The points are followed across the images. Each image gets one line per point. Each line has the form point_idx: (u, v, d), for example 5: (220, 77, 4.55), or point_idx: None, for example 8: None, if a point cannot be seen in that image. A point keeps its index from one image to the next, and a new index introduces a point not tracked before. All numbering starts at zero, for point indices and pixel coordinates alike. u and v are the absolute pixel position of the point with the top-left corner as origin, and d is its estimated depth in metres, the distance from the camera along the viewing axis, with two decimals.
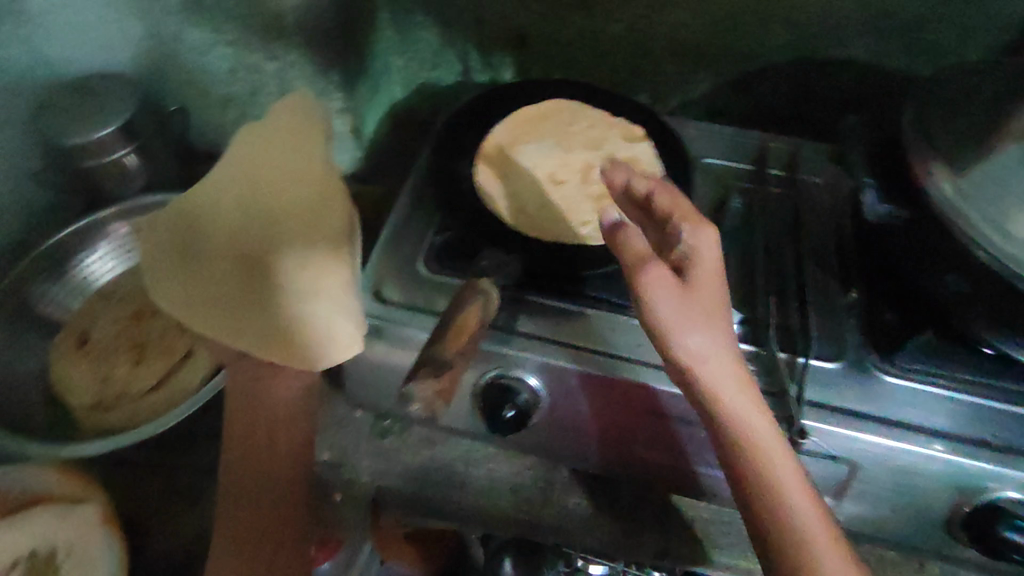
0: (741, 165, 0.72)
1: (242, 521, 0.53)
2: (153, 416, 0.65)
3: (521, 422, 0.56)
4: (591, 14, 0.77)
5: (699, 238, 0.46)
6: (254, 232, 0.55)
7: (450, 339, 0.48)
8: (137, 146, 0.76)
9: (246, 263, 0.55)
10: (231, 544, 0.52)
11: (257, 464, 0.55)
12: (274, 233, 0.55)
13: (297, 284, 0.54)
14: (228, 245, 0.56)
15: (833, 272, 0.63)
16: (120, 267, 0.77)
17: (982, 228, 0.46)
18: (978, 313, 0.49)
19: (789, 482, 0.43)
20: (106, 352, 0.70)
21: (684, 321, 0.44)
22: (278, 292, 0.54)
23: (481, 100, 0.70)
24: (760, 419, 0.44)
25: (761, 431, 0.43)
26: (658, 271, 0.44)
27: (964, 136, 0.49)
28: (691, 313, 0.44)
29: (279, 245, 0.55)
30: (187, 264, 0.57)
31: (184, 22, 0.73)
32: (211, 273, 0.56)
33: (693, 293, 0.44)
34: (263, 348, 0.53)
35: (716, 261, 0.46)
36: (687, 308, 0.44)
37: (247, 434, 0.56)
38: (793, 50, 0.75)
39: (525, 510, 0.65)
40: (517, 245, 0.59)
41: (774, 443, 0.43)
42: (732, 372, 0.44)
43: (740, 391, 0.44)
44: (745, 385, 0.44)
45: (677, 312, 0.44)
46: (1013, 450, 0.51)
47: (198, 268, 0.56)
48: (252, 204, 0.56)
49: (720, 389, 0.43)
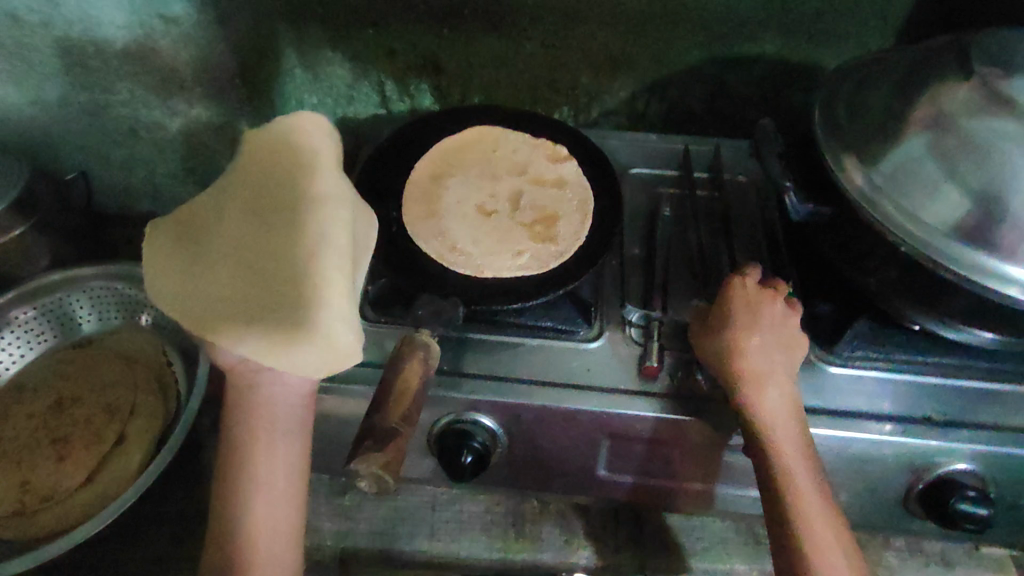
0: (667, 172, 0.73)
1: (230, 523, 0.45)
2: (91, 512, 0.60)
3: (481, 466, 0.54)
4: (501, 36, 0.77)
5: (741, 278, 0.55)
6: (263, 221, 0.47)
7: (392, 404, 0.42)
8: (34, 223, 0.69)
9: (247, 252, 0.46)
10: (220, 547, 0.45)
11: (249, 459, 0.46)
12: (285, 226, 0.46)
13: (297, 285, 0.45)
14: (232, 233, 0.46)
15: (768, 270, 0.64)
16: (31, 353, 0.72)
17: (897, 216, 0.48)
18: (903, 296, 0.51)
19: (795, 478, 0.47)
20: (24, 454, 0.62)
21: (716, 340, 0.52)
22: (277, 291, 0.45)
23: (402, 136, 0.69)
24: (786, 421, 0.49)
25: (777, 431, 0.48)
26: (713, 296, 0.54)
27: (868, 131, 0.52)
28: (721, 332, 0.52)
29: (285, 238, 0.46)
30: (183, 265, 0.46)
31: (67, 85, 0.67)
32: (200, 257, 0.46)
33: (724, 315, 0.53)
34: (250, 347, 0.43)
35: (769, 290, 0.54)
36: (717, 331, 0.52)
37: (242, 428, 0.46)
38: (700, 53, 0.77)
39: (499, 548, 0.63)
40: (452, 284, 0.57)
41: (789, 442, 0.48)
42: (757, 377, 0.50)
43: (772, 394, 0.50)
44: (767, 388, 0.50)
45: (710, 337, 0.52)
46: (953, 423, 0.53)
47: (194, 251, 0.47)
48: (267, 189, 0.48)
49: (754, 390, 0.50)
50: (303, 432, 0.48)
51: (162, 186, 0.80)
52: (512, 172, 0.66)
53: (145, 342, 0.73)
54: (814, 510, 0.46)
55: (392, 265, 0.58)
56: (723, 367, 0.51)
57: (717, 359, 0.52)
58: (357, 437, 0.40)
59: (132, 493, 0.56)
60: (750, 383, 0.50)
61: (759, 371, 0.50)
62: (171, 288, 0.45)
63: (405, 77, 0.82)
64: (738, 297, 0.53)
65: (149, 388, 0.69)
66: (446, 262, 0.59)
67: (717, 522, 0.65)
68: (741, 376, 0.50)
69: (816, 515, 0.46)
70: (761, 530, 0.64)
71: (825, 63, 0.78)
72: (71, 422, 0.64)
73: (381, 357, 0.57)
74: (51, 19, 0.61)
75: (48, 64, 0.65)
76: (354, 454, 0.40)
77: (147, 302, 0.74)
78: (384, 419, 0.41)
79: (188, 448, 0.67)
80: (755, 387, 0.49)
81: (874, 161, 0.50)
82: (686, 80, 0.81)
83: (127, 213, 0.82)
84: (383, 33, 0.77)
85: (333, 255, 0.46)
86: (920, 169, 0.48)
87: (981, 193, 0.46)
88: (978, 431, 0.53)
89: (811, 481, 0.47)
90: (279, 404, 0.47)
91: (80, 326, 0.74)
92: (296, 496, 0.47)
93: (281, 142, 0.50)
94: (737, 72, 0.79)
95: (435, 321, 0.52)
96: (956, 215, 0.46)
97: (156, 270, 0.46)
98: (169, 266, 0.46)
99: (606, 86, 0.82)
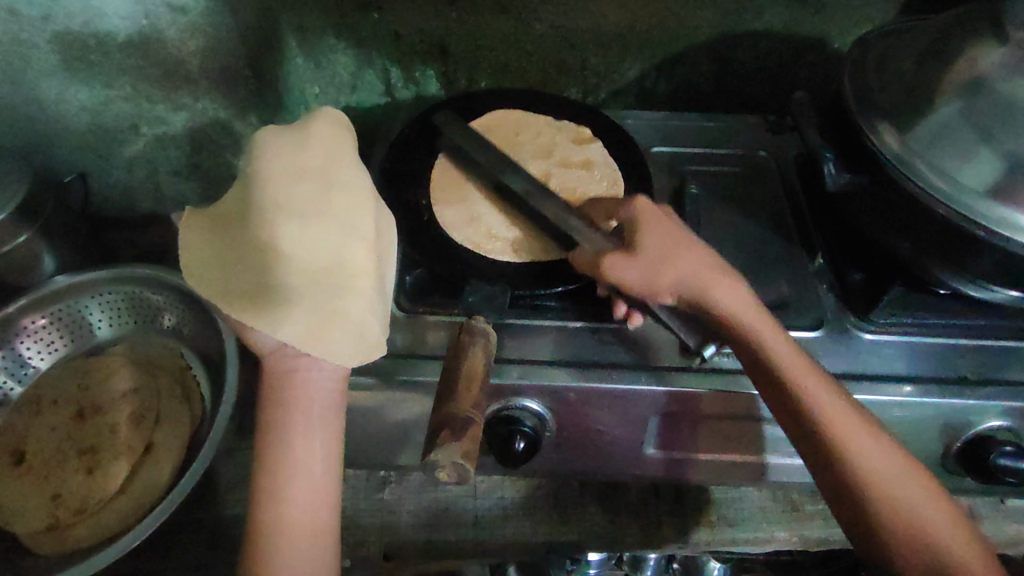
0: (684, 150, 0.75)
1: (266, 503, 0.44)
2: (128, 522, 0.57)
3: (533, 450, 0.54)
4: (512, 17, 0.76)
5: (636, 208, 0.55)
6: (300, 222, 0.48)
7: (462, 394, 0.43)
8: (38, 227, 0.66)
9: (291, 252, 0.48)
10: (256, 523, 0.44)
11: (288, 439, 0.45)
12: (320, 229, 0.49)
13: (335, 275, 0.48)
14: (273, 233, 0.48)
15: (797, 242, 0.65)
16: (41, 365, 0.71)
17: (927, 175, 0.50)
18: (931, 262, 0.53)
19: (802, 377, 0.48)
20: (51, 468, 0.60)
21: (649, 267, 0.51)
22: (317, 282, 0.47)
23: (424, 122, 0.70)
24: (757, 316, 0.50)
25: (754, 325, 0.50)
26: (612, 257, 0.51)
27: (901, 101, 0.54)
28: (653, 257, 0.51)
29: (321, 235, 0.49)
30: (229, 253, 0.48)
31: (66, 80, 0.64)
32: (242, 250, 0.47)
33: (646, 242, 0.52)
34: (297, 337, 0.45)
35: (652, 214, 0.55)
36: (648, 262, 0.51)
37: (283, 410, 0.46)
38: (709, 29, 0.78)
39: (544, 531, 0.63)
40: (492, 270, 0.59)
41: (777, 342, 0.49)
42: (713, 281, 0.51)
43: (729, 292, 0.51)
44: (721, 289, 0.51)
45: (645, 271, 0.51)
46: (988, 381, 0.55)
47: (234, 244, 0.48)
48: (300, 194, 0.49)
49: (711, 292, 0.51)
50: (340, 418, 0.48)
51: (164, 185, 0.75)
52: (539, 156, 0.68)
53: (162, 347, 0.72)
54: (834, 405, 0.47)
55: (431, 254, 0.59)
56: (672, 283, 0.51)
57: (663, 281, 0.51)
58: (432, 428, 0.42)
59: (172, 499, 0.55)
60: (706, 290, 0.51)
61: (707, 276, 0.51)
62: (217, 272, 0.47)
63: (411, 63, 0.80)
64: (650, 223, 0.54)
65: (173, 395, 0.66)
66: (483, 251, 0.60)
67: (754, 491, 0.66)
68: (692, 288, 0.51)
69: (828, 402, 0.47)
70: (797, 497, 0.66)
71: (831, 37, 0.79)
72: (97, 434, 0.62)
73: (431, 348, 0.57)
74: (51, 12, 0.58)
75: (45, 59, 0.61)
76: (432, 445, 0.41)
77: (168, 306, 0.73)
78: (457, 408, 0.42)
79: (219, 452, 0.64)
80: (712, 291, 0.51)
81: (909, 128, 0.52)
82: (695, 57, 0.81)
83: (124, 214, 0.79)
84: (390, 18, 0.75)
85: (366, 249, 0.50)
86: (954, 133, 0.50)
87: (1010, 156, 0.48)
88: (1011, 387, 0.54)
89: (810, 370, 0.49)
90: (316, 389, 0.47)
91: (94, 333, 0.73)
92: (334, 478, 0.46)
93: (300, 133, 0.52)
94: (744, 47, 0.80)
95: (488, 306, 0.55)
96: (989, 176, 0.48)
97: (201, 255, 0.48)
98: (217, 254, 0.48)
99: (616, 65, 0.81)
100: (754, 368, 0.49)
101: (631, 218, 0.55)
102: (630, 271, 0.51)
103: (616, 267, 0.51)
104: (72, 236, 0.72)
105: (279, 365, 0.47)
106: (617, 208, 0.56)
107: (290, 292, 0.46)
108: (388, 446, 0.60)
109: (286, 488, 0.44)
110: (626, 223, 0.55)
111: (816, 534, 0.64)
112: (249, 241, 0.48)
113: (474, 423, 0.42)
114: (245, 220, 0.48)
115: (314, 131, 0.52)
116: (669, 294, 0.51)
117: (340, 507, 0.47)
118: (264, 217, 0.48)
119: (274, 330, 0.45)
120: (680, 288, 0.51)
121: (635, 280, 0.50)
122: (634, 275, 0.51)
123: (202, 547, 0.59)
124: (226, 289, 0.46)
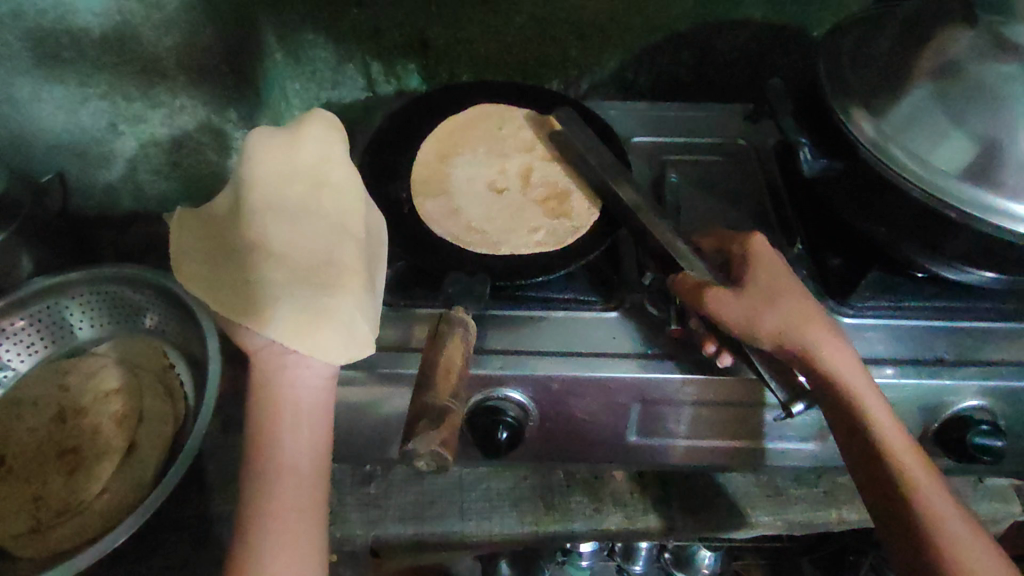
0: (664, 140, 0.75)
1: (252, 500, 0.44)
2: (111, 523, 0.57)
3: (515, 440, 0.54)
4: (491, 11, 0.76)
5: (752, 245, 0.55)
6: (290, 220, 0.49)
7: (440, 384, 0.43)
8: (15, 228, 0.65)
9: (280, 250, 0.48)
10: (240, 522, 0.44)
11: (274, 436, 0.45)
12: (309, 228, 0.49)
13: (322, 272, 0.48)
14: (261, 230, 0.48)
15: (776, 229, 0.66)
16: (18, 367, 0.71)
17: (904, 160, 0.50)
18: (907, 245, 0.53)
19: (894, 445, 0.50)
20: (31, 470, 0.59)
21: (754, 310, 0.51)
22: (302, 279, 0.48)
23: (401, 118, 0.70)
24: (859, 377, 0.51)
25: (856, 388, 0.50)
26: (718, 292, 0.51)
27: (874, 87, 0.54)
28: (761, 303, 0.51)
29: (308, 232, 0.49)
30: (216, 251, 0.48)
31: (38, 79, 0.63)
32: (228, 247, 0.48)
33: (755, 282, 0.52)
34: (280, 330, 0.45)
35: (771, 255, 0.55)
36: (753, 303, 0.51)
37: (269, 407, 0.46)
38: (688, 19, 0.78)
39: (531, 522, 0.63)
40: (470, 261, 0.59)
41: (877, 408, 0.50)
42: (816, 338, 0.51)
43: (836, 352, 0.51)
44: (828, 348, 0.51)
45: (748, 310, 0.51)
46: (963, 362, 0.56)
47: (222, 242, 0.49)
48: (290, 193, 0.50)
49: (820, 350, 0.51)
50: (328, 414, 0.48)
51: (144, 184, 0.75)
52: (520, 150, 0.68)
53: (146, 346, 0.71)
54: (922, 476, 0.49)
55: (410, 247, 0.59)
56: (775, 330, 0.51)
57: (767, 324, 0.51)
58: (410, 418, 0.42)
59: (155, 499, 0.55)
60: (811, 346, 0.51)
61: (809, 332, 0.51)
62: (205, 270, 0.48)
63: (391, 57, 0.79)
64: (762, 265, 0.54)
65: (157, 394, 0.66)
66: (462, 243, 0.60)
67: (739, 478, 0.67)
68: (794, 339, 0.51)
69: (918, 476, 0.50)
70: (781, 483, 0.67)
71: (809, 26, 0.79)
72: (78, 435, 0.61)
73: (413, 341, 0.57)
74: (21, 9, 0.57)
75: (16, 57, 0.61)
76: (410, 434, 0.41)
77: (149, 304, 0.72)
78: (434, 397, 0.42)
79: (202, 450, 0.64)
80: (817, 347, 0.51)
81: (884, 112, 0.52)
82: (675, 48, 0.81)
83: (104, 215, 0.78)
84: (368, 12, 0.74)
85: (354, 247, 0.50)
86: (929, 119, 0.50)
87: (983, 139, 0.48)
88: (989, 367, 0.55)
89: (902, 437, 0.50)
90: (303, 385, 0.47)
91: (75, 333, 0.73)
92: (321, 473, 0.46)
93: (288, 133, 0.53)
94: (724, 37, 0.80)
95: (466, 298, 0.54)
96: (963, 158, 0.49)
97: (194, 253, 0.49)
98: (206, 252, 0.49)
99: (596, 57, 0.81)
100: (848, 429, 0.51)
101: (746, 255, 0.54)
102: (733, 308, 0.50)
103: (719, 302, 0.51)
104: (49, 237, 0.71)
105: (264, 360, 0.47)
106: (730, 240, 0.57)
107: (278, 290, 0.47)
108: (372, 441, 0.59)
109: (273, 487, 0.44)
110: (738, 259, 0.55)
111: (800, 517, 0.65)
112: (237, 239, 0.48)
113: (452, 411, 0.42)
114: (233, 218, 0.49)
115: (304, 131, 0.53)
116: (768, 340, 0.51)
117: (327, 501, 0.47)
118: (252, 215, 0.49)
119: (261, 326, 0.45)
120: (781, 335, 0.51)
121: (736, 317, 0.50)
122: (734, 313, 0.50)
123: (186, 546, 0.59)
124: (214, 285, 0.47)
